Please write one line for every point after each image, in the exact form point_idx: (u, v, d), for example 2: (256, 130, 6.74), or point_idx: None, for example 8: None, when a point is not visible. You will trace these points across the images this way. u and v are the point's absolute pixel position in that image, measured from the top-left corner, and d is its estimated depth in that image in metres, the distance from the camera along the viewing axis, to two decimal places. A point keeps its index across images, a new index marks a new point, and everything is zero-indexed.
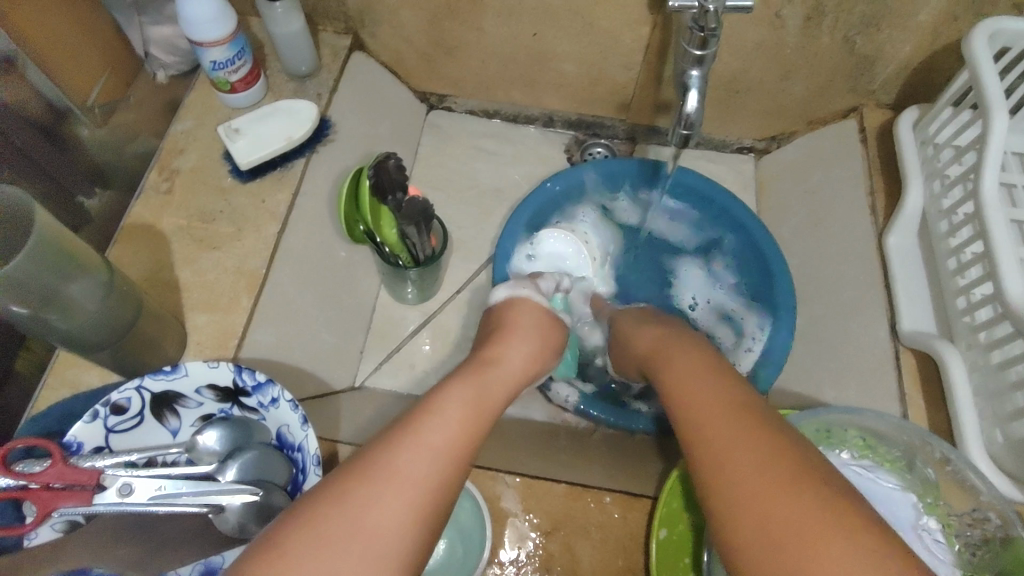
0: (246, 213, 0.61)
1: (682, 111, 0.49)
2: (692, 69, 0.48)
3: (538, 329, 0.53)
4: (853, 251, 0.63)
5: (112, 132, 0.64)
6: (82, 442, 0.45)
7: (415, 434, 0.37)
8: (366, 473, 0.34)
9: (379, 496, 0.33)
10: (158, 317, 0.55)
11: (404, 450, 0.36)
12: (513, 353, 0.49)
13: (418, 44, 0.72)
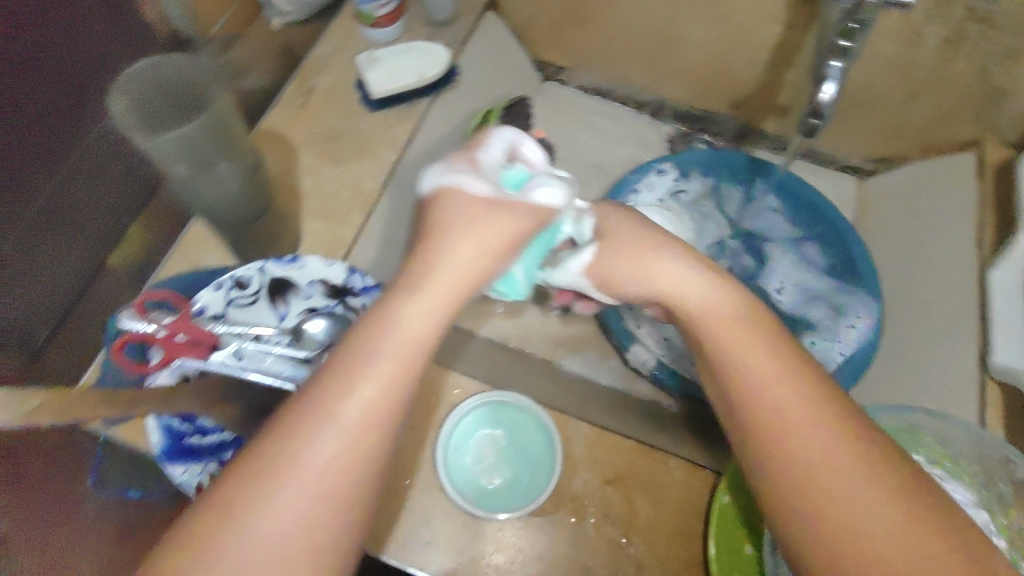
0: (370, 137, 0.65)
1: (815, 100, 0.49)
2: (835, 58, 0.47)
3: (482, 219, 0.37)
4: (952, 281, 0.61)
5: (262, 44, 0.71)
6: (205, 306, 0.50)
7: (347, 382, 0.32)
8: (297, 435, 0.31)
9: (308, 459, 0.31)
10: (280, 213, 0.59)
11: (342, 401, 0.31)
12: (458, 229, 0.36)
13: (550, 12, 0.75)
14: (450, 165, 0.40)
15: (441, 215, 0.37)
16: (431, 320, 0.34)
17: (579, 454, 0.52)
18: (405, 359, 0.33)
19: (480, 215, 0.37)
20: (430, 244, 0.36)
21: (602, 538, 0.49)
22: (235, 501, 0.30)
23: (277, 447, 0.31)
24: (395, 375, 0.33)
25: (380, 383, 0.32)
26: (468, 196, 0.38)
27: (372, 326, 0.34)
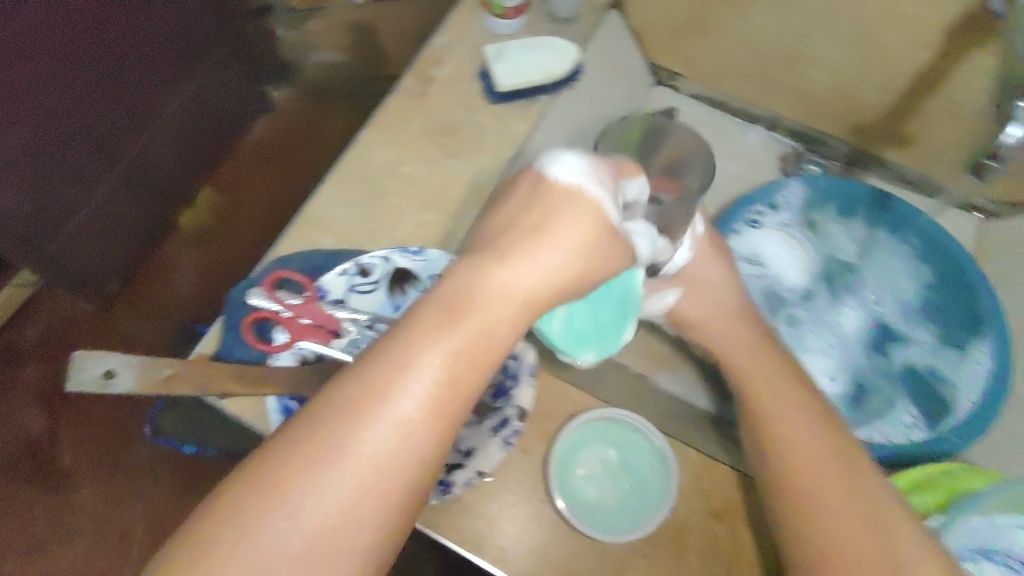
0: (488, 132, 0.64)
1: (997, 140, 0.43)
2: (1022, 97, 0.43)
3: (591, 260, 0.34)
4: None
5: None
6: (328, 291, 0.50)
7: (355, 413, 0.27)
8: (295, 461, 0.26)
9: (322, 502, 0.26)
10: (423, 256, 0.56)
11: (340, 434, 0.27)
12: (570, 256, 0.34)
13: (675, 18, 0.72)
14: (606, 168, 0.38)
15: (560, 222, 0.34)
16: (440, 361, 0.29)
17: (685, 483, 0.50)
18: (456, 379, 0.29)
19: (582, 221, 0.34)
20: (536, 269, 0.32)
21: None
22: (233, 534, 0.25)
23: (275, 471, 0.26)
24: (457, 384, 0.29)
25: (390, 424, 0.27)
26: (611, 228, 0.36)
27: (407, 326, 0.29)
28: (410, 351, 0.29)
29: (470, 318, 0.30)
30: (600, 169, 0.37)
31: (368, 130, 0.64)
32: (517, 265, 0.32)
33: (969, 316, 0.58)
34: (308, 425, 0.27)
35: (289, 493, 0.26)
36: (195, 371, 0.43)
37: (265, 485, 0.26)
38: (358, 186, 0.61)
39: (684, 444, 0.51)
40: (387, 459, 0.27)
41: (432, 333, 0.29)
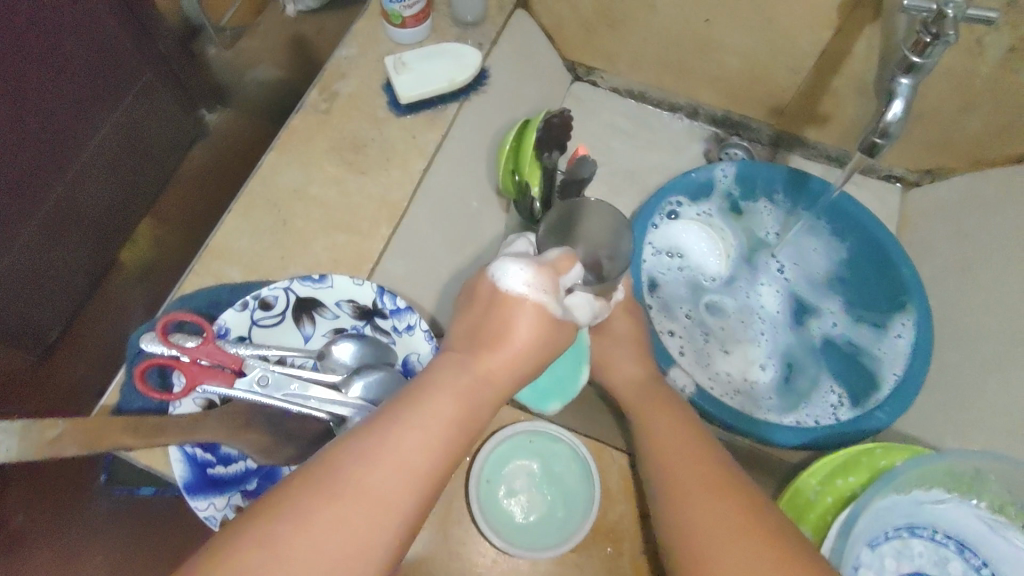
0: (397, 145, 0.63)
1: (881, 118, 0.46)
2: (902, 76, 0.44)
3: (550, 342, 0.37)
4: (1005, 302, 0.59)
5: None
6: (229, 328, 0.48)
7: (362, 457, 0.31)
8: (304, 496, 0.29)
9: (319, 536, 0.28)
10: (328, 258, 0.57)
11: (348, 475, 0.30)
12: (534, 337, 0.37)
13: (583, 12, 0.71)
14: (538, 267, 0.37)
15: (517, 318, 0.36)
16: (439, 424, 0.33)
17: (614, 486, 0.49)
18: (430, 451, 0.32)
19: (537, 318, 0.36)
20: (498, 353, 0.36)
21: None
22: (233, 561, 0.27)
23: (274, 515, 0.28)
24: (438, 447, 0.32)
25: (390, 472, 0.31)
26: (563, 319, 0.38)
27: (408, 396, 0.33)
28: (418, 414, 0.33)
29: (473, 388, 0.35)
30: (549, 270, 0.37)
31: (273, 153, 0.62)
32: (506, 340, 0.36)
33: (880, 291, 0.60)
34: (320, 464, 0.30)
35: (295, 522, 0.29)
36: (82, 432, 0.41)
37: (275, 513, 0.29)
38: (265, 212, 0.59)
39: (609, 448, 0.51)
40: (379, 507, 0.30)
41: (439, 397, 0.33)
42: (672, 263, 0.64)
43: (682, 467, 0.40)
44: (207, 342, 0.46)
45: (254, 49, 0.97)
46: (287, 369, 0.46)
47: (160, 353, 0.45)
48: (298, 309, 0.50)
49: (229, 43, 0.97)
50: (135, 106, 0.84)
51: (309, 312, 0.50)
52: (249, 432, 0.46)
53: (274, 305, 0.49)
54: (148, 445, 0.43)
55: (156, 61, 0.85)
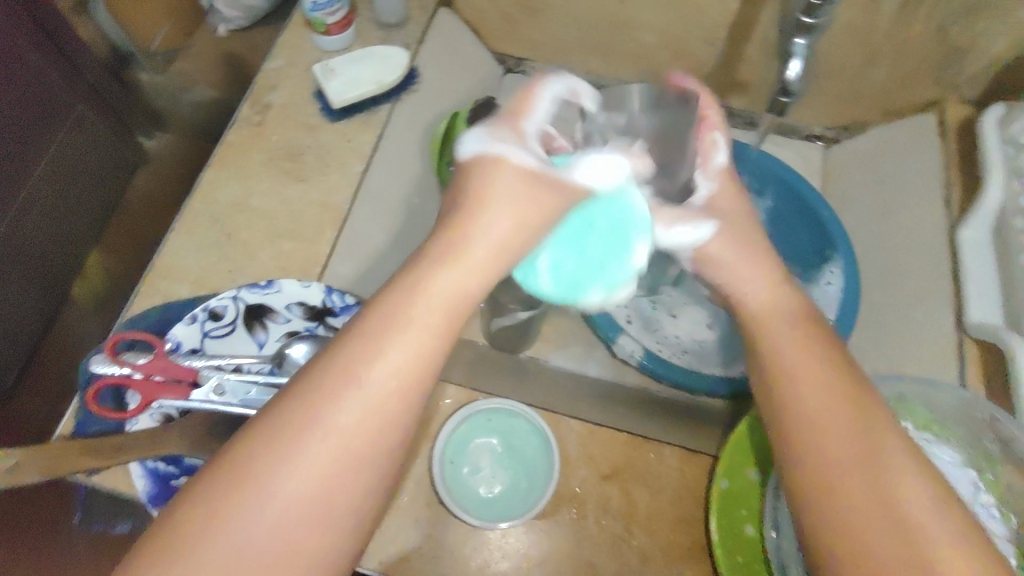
0: (333, 149, 0.64)
1: (782, 77, 0.48)
2: (799, 37, 0.46)
3: (520, 216, 0.37)
4: (920, 239, 0.64)
5: None
6: (180, 342, 0.49)
7: (287, 441, 0.29)
8: (233, 488, 0.28)
9: (252, 530, 0.27)
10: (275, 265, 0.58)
11: (275, 467, 0.28)
12: (491, 238, 0.36)
13: (503, 4, 0.74)
14: (496, 130, 0.40)
15: (480, 187, 0.37)
16: (371, 398, 0.30)
17: (574, 453, 0.51)
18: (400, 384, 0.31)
19: (499, 174, 0.38)
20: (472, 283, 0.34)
21: (606, 534, 0.49)
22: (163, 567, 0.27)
23: (235, 468, 0.28)
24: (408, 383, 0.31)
25: (322, 458, 0.29)
26: (529, 167, 0.39)
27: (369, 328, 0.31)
28: (388, 340, 0.31)
29: (413, 350, 0.31)
30: (508, 131, 0.40)
31: (210, 169, 0.62)
32: (430, 284, 0.33)
33: (809, 242, 0.65)
34: (247, 448, 0.29)
35: (222, 523, 0.27)
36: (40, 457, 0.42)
37: (199, 515, 0.27)
38: (207, 227, 0.59)
39: (565, 417, 0.53)
40: (315, 491, 0.28)
41: (366, 365, 0.30)
42: None
43: (812, 391, 0.36)
44: (159, 357, 0.46)
45: (189, 72, 0.94)
46: (243, 375, 0.47)
47: (112, 373, 0.46)
48: (249, 315, 0.51)
49: (162, 66, 0.93)
50: (72, 136, 0.83)
51: (260, 320, 0.51)
52: (208, 441, 0.46)
53: (224, 314, 0.50)
54: (112, 462, 0.44)
55: (87, 93, 0.84)
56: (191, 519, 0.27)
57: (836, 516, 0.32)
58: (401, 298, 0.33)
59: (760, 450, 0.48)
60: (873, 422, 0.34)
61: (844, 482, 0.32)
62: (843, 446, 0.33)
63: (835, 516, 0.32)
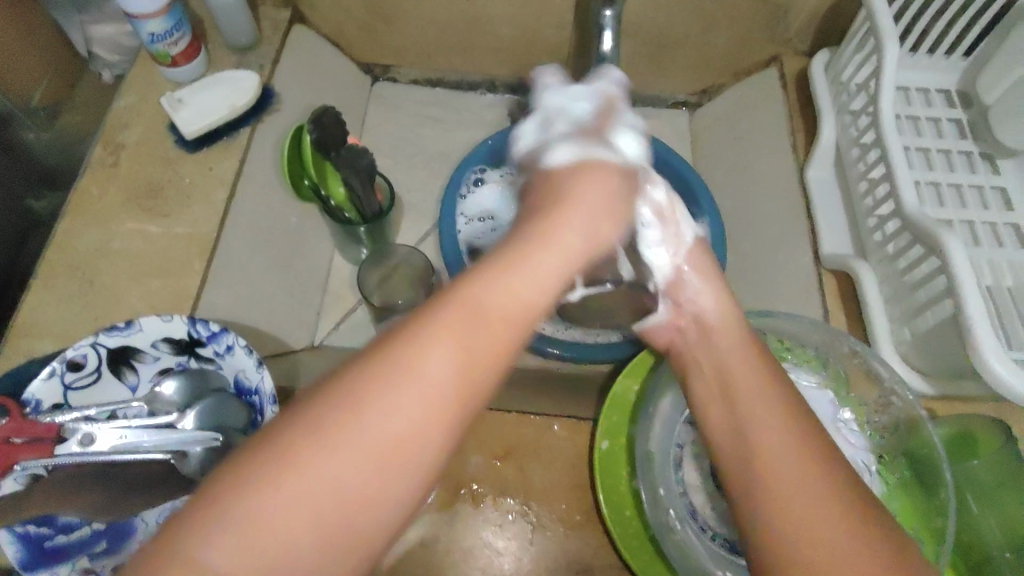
0: (194, 181, 0.63)
1: (599, 51, 0.55)
2: (606, 10, 0.55)
3: (592, 216, 0.43)
4: (778, 185, 0.68)
5: (56, 136, 0.71)
6: (39, 399, 0.47)
7: (400, 380, 0.30)
8: (305, 438, 0.29)
9: (320, 476, 0.28)
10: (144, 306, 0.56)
11: (357, 423, 0.29)
12: (573, 227, 0.42)
13: (356, 15, 0.74)
14: (583, 142, 0.49)
15: (573, 189, 0.45)
16: (449, 369, 0.32)
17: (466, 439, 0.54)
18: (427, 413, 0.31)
19: (596, 177, 0.46)
20: (512, 306, 0.35)
21: (505, 514, 0.51)
22: (243, 504, 0.27)
23: (280, 443, 0.28)
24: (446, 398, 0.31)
25: (405, 420, 0.30)
26: (608, 173, 0.47)
27: (413, 331, 0.32)
28: (427, 347, 0.32)
29: (492, 341, 0.34)
30: (591, 136, 0.50)
31: (65, 218, 0.60)
32: (522, 275, 0.36)
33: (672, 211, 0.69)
34: (326, 403, 0.30)
35: (296, 473, 0.28)
36: None
37: (275, 457, 0.28)
38: (68, 278, 0.57)
39: None
40: (381, 457, 0.29)
41: (450, 340, 0.32)
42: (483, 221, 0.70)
43: (759, 401, 0.41)
44: (16, 416, 0.44)
45: (78, 126, 0.71)
46: (112, 422, 0.46)
47: None
48: (116, 361, 0.49)
49: (46, 123, 0.69)
50: None
51: (129, 364, 0.50)
52: (84, 493, 0.46)
53: (85, 363, 0.48)
54: None
55: None
56: (267, 464, 0.28)
57: (782, 493, 0.36)
58: (488, 264, 0.36)
59: (632, 408, 0.53)
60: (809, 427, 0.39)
61: (785, 469, 0.37)
62: (783, 442, 0.38)
63: (787, 523, 0.35)
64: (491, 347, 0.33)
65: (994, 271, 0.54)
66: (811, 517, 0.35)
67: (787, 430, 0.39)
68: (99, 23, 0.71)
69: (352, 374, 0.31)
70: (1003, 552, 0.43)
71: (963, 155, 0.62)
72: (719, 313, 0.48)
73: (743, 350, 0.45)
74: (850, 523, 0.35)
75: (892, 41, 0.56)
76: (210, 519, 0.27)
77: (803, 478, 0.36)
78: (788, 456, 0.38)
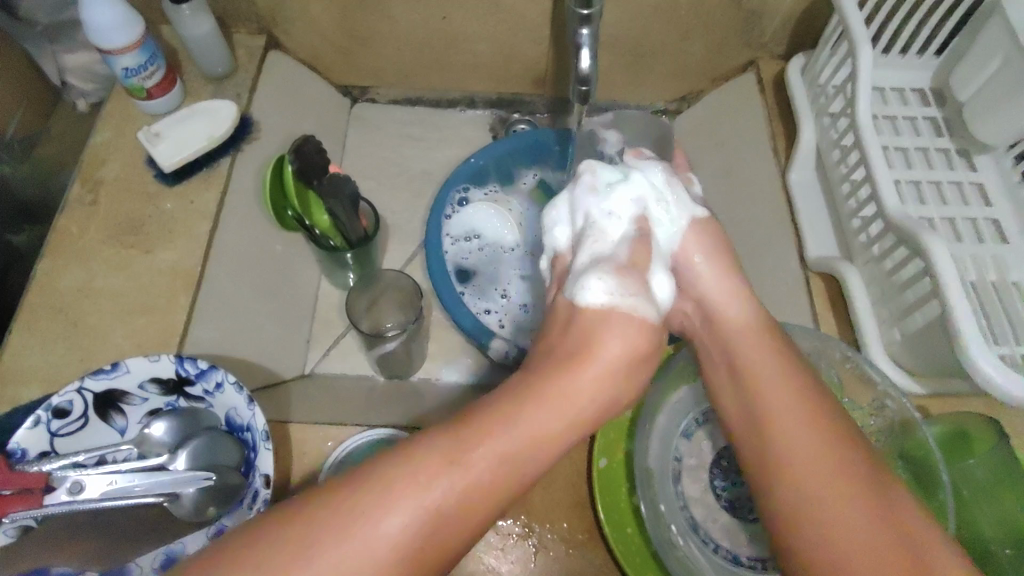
0: (176, 214, 0.62)
1: (578, 68, 0.56)
2: (582, 26, 0.55)
3: (630, 346, 0.43)
4: (761, 190, 0.68)
5: (33, 169, 0.69)
6: (25, 448, 0.46)
7: (398, 493, 0.33)
8: (375, 494, 0.33)
9: (394, 528, 0.32)
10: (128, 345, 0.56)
11: (353, 535, 0.31)
12: (612, 356, 0.42)
13: (331, 38, 0.74)
14: (626, 286, 0.45)
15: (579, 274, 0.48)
16: (457, 493, 0.34)
17: None
18: (424, 516, 0.33)
19: (616, 331, 0.43)
20: (555, 425, 0.38)
21: (507, 536, 0.51)
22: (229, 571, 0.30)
23: (270, 538, 0.31)
24: (438, 524, 0.33)
25: (416, 524, 0.33)
26: (645, 323, 0.44)
27: (436, 452, 0.35)
28: (442, 449, 0.35)
29: (556, 419, 0.38)
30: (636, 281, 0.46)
31: (45, 258, 0.59)
32: (574, 391, 0.40)
33: None
34: (402, 464, 0.34)
35: (375, 524, 0.32)
36: None
37: (357, 508, 0.32)
38: (50, 320, 0.56)
39: None
40: (455, 514, 0.34)
41: (468, 466, 0.35)
42: (468, 243, 0.70)
43: (774, 390, 0.42)
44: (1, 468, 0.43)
45: (55, 156, 0.70)
46: (102, 467, 0.45)
47: None
48: (104, 406, 0.49)
49: (21, 156, 0.68)
50: None
51: (116, 408, 0.49)
52: (77, 542, 0.45)
53: (72, 408, 0.47)
54: None
55: None
56: (348, 515, 0.32)
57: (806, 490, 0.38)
58: (542, 388, 0.39)
59: (628, 425, 0.53)
60: (829, 419, 0.40)
61: (806, 458, 0.39)
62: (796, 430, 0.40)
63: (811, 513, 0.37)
64: (502, 454, 0.36)
65: (978, 266, 0.55)
66: (833, 509, 0.36)
67: (804, 417, 0.40)
68: (74, 51, 0.70)
69: (363, 473, 0.33)
70: (1003, 548, 0.43)
71: (940, 152, 0.62)
72: (725, 302, 0.49)
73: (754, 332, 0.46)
74: (867, 506, 0.36)
75: (864, 45, 0.56)
76: (295, 554, 0.30)
77: (819, 456, 0.38)
78: (806, 442, 0.39)
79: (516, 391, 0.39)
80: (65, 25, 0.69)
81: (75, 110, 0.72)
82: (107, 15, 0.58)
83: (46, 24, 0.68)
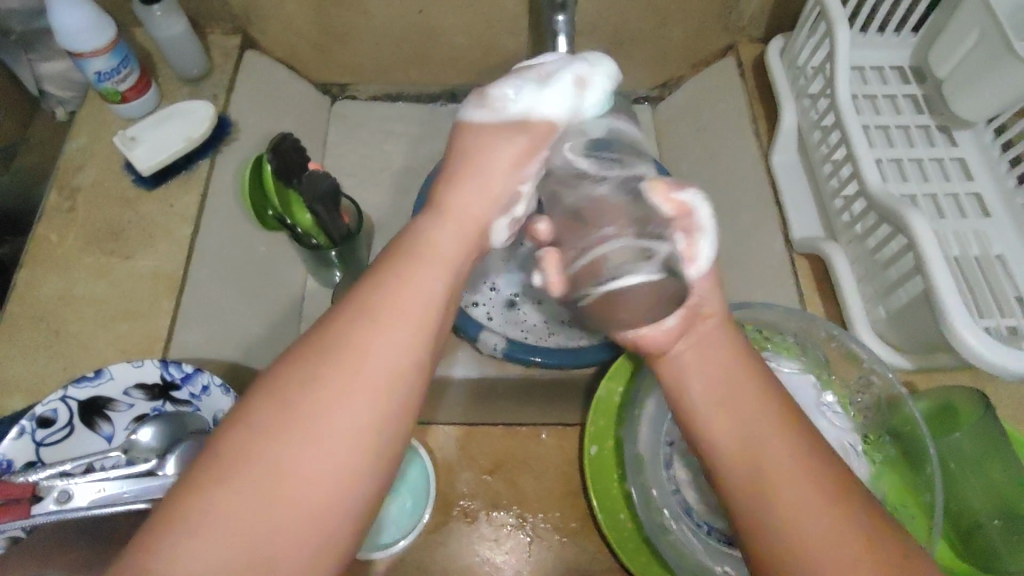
0: (156, 219, 0.61)
1: (554, 57, 0.55)
2: (558, 15, 0.55)
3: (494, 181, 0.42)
4: (744, 174, 0.68)
5: (13, 177, 0.68)
6: (11, 459, 0.45)
7: (326, 374, 0.30)
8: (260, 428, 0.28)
9: (300, 436, 0.28)
10: (111, 351, 0.55)
11: (289, 424, 0.29)
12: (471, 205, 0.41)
13: (309, 36, 0.73)
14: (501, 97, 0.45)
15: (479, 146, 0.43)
16: (383, 346, 0.31)
17: (453, 456, 0.54)
18: (358, 399, 0.30)
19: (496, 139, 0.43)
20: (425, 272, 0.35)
21: (501, 528, 0.51)
22: (173, 525, 0.26)
23: (206, 467, 0.28)
24: (376, 401, 0.30)
25: (356, 393, 0.30)
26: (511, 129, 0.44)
27: (348, 320, 0.32)
28: (360, 331, 0.31)
29: (439, 296, 0.34)
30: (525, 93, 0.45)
31: (24, 267, 0.59)
32: (434, 246, 0.37)
33: None
34: (279, 392, 0.30)
35: (258, 456, 0.28)
36: None
37: (238, 451, 0.28)
38: (31, 329, 0.56)
39: (441, 426, 0.55)
40: (344, 421, 0.29)
41: (389, 295, 0.33)
42: None
43: (746, 395, 0.38)
44: None
45: (36, 165, 0.69)
46: (90, 474, 0.45)
47: None
48: (89, 413, 0.48)
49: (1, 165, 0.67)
50: None
51: (101, 415, 0.49)
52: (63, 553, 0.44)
53: (57, 417, 0.47)
54: None
55: None
56: (235, 457, 0.28)
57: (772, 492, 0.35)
58: (418, 261, 0.35)
59: (617, 411, 0.53)
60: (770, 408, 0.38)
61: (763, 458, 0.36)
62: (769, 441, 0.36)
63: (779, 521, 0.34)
64: (401, 300, 0.33)
65: (961, 242, 0.55)
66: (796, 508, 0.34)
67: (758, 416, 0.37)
68: (48, 60, 0.69)
69: (281, 375, 0.30)
70: (993, 520, 0.45)
71: (921, 129, 0.63)
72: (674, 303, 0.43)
73: (716, 332, 0.41)
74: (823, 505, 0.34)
75: (841, 25, 0.56)
76: (177, 514, 0.27)
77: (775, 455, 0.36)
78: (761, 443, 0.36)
79: (367, 274, 0.34)
80: (41, 32, 0.67)
81: (54, 119, 0.71)
82: (73, 21, 0.58)
83: (20, 31, 0.67)
